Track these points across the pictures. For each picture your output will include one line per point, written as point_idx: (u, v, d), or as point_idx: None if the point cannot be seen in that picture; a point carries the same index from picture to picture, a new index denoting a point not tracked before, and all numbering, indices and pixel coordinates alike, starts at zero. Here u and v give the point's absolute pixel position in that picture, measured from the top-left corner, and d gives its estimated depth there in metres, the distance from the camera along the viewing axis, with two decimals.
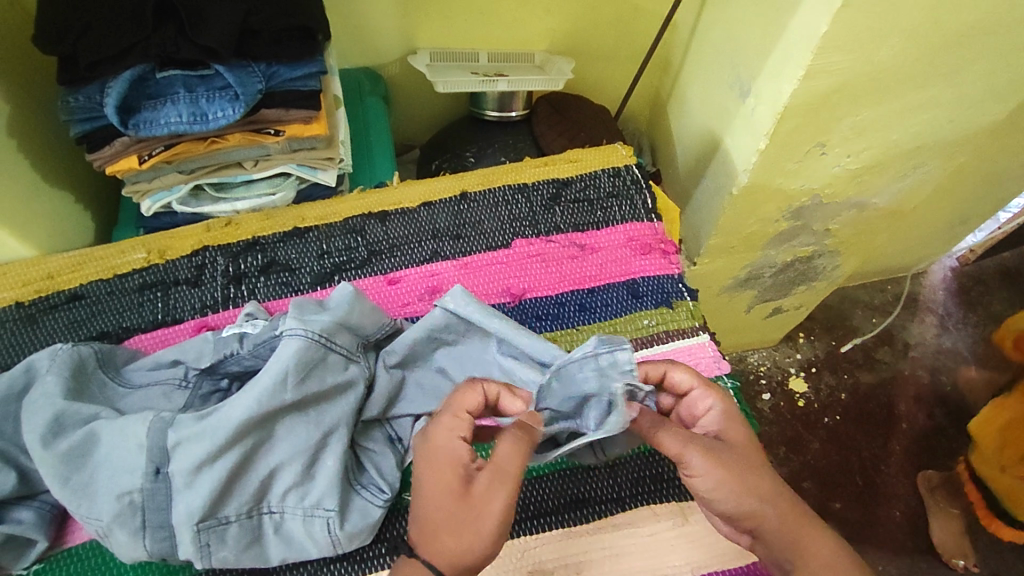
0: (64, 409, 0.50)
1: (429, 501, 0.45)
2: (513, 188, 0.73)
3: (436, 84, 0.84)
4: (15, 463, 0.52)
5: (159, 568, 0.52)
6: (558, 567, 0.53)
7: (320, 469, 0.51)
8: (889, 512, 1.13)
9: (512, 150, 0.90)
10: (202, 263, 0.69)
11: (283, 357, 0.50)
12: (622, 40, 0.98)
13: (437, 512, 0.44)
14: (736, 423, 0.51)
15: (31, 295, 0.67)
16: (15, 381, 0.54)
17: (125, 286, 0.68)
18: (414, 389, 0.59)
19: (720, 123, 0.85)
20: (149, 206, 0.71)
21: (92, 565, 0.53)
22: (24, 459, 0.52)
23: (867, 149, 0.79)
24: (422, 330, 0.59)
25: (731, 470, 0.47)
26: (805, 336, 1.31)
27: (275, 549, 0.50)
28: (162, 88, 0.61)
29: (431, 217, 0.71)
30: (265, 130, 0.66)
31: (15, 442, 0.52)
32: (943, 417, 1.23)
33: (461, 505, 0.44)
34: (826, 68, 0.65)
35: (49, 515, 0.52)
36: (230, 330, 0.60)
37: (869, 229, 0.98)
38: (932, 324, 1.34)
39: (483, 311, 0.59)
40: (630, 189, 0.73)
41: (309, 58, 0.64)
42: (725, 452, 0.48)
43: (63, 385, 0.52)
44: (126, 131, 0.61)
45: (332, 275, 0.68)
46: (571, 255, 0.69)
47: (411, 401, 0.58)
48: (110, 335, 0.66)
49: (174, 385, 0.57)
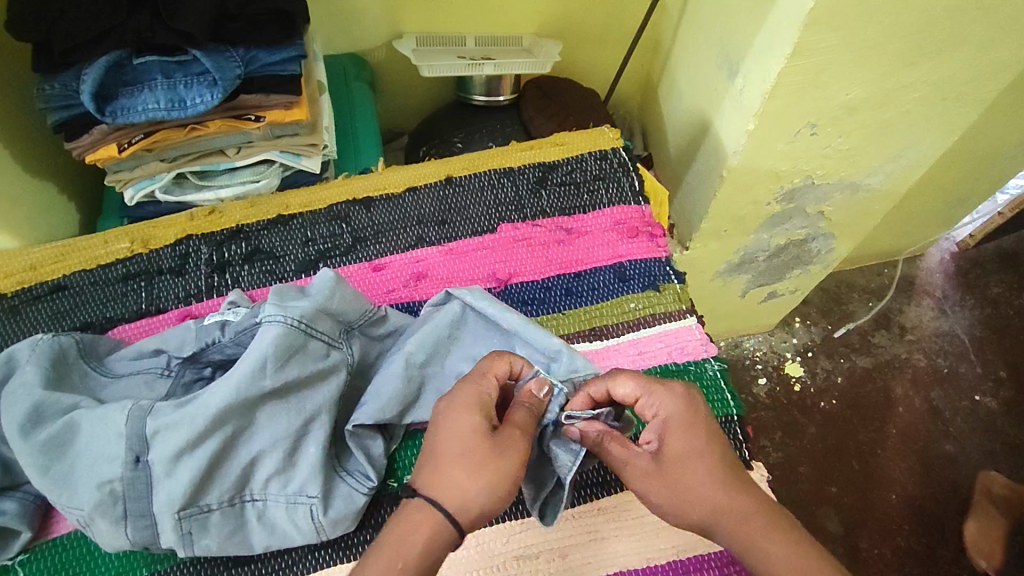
0: (43, 399, 0.50)
1: (449, 454, 0.45)
2: (498, 172, 0.72)
3: (421, 69, 0.82)
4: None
5: (143, 558, 0.52)
6: (543, 552, 0.53)
7: (303, 457, 0.51)
8: (884, 495, 1.13)
9: (501, 135, 0.89)
10: (186, 252, 0.69)
11: (262, 344, 0.50)
12: (612, 23, 0.96)
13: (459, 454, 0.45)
14: (681, 432, 0.47)
15: (14, 287, 0.67)
16: None
17: (108, 276, 0.68)
18: (432, 396, 0.57)
19: (710, 104, 0.84)
20: (132, 195, 0.70)
21: (76, 555, 0.53)
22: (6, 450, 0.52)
23: (859, 129, 0.78)
24: (442, 325, 0.59)
25: (662, 496, 0.46)
26: (801, 321, 1.30)
27: (258, 537, 0.50)
28: (139, 75, 0.60)
29: (416, 203, 0.71)
30: (246, 116, 0.65)
31: None
32: (939, 400, 1.23)
33: (473, 442, 0.45)
34: (815, 45, 0.64)
35: (33, 506, 0.52)
36: (212, 317, 0.59)
37: (864, 211, 0.97)
38: (928, 307, 1.33)
39: (497, 307, 0.59)
40: (617, 172, 0.72)
41: (288, 42, 0.63)
42: (650, 469, 0.47)
43: (42, 375, 0.52)
44: (103, 118, 0.59)
45: (316, 262, 0.68)
46: (557, 239, 0.68)
47: (425, 407, 0.56)
48: (94, 325, 0.65)
49: (156, 374, 0.56)
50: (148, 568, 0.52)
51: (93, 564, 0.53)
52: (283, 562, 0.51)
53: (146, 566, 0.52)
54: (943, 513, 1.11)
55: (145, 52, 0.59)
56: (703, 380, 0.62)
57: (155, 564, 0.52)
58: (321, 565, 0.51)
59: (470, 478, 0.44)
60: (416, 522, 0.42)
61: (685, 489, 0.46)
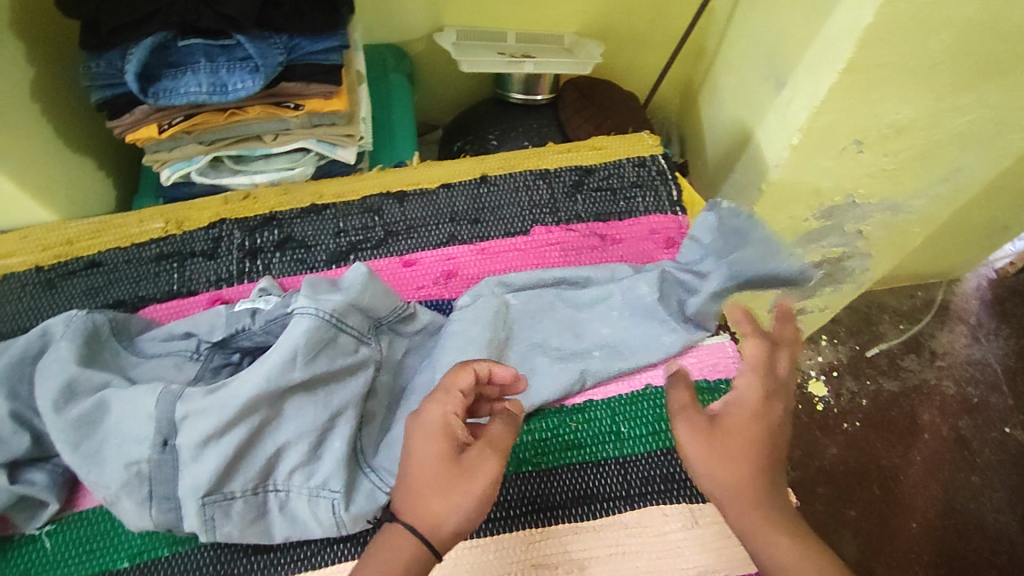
0: (76, 375, 0.50)
1: (422, 482, 0.43)
2: (534, 174, 0.71)
3: (461, 63, 0.82)
4: (29, 426, 0.53)
5: (164, 539, 0.53)
6: (562, 562, 0.52)
7: (328, 450, 0.51)
8: (904, 523, 1.10)
9: (537, 134, 0.88)
10: (219, 235, 0.69)
11: (295, 335, 0.50)
12: (656, 26, 0.95)
13: (430, 483, 0.43)
14: (746, 410, 0.47)
15: (51, 260, 0.68)
16: (32, 345, 0.55)
17: (142, 255, 0.68)
18: None
19: (753, 115, 0.82)
20: (168, 176, 0.71)
21: (99, 530, 0.55)
22: (37, 423, 0.53)
23: (907, 149, 0.76)
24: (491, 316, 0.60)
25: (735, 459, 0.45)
26: (828, 339, 1.28)
27: (280, 526, 0.50)
28: (182, 58, 0.60)
29: (450, 200, 0.70)
30: (285, 104, 0.64)
31: (31, 405, 0.54)
32: (967, 429, 1.20)
33: (449, 469, 0.44)
34: (869, 61, 0.62)
35: (61, 478, 0.54)
36: (243, 305, 0.59)
37: (904, 233, 0.95)
38: (962, 333, 1.30)
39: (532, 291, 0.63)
40: (655, 180, 0.70)
41: (331, 31, 0.62)
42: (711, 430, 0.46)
43: (76, 351, 0.52)
44: (145, 100, 0.59)
45: (347, 254, 0.68)
46: (591, 246, 0.67)
47: None
48: (126, 303, 0.66)
49: (185, 357, 0.57)
50: (169, 548, 0.53)
51: (117, 541, 0.54)
52: (301, 552, 0.52)
53: (167, 546, 0.53)
54: (964, 546, 1.08)
55: (190, 36, 0.59)
56: None
57: (176, 545, 0.53)
58: (338, 559, 0.52)
59: (444, 501, 0.43)
60: (396, 547, 0.42)
61: (730, 458, 0.45)
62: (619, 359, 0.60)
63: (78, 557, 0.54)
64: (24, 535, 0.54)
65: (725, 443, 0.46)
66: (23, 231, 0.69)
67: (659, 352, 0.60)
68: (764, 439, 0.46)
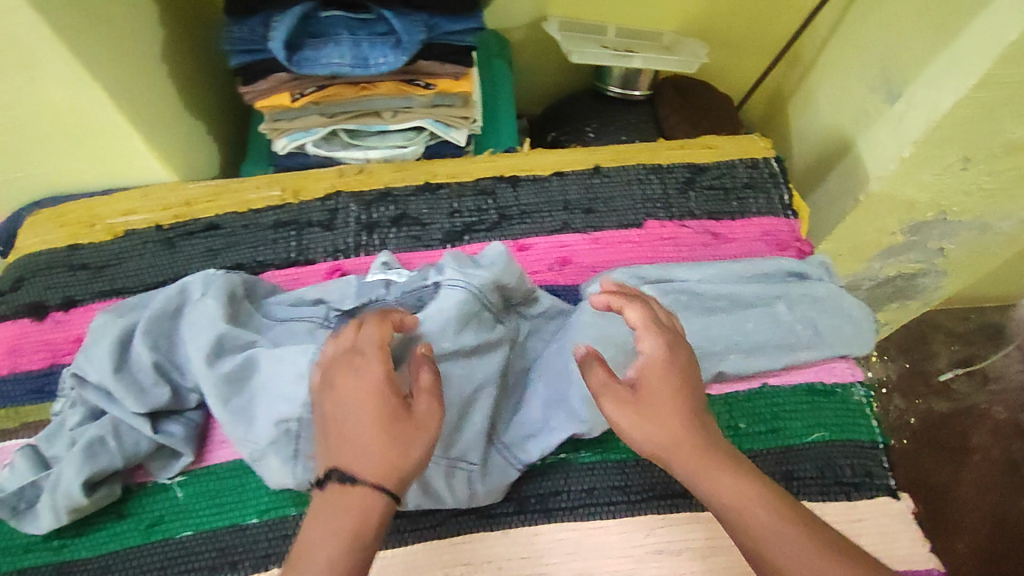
0: (226, 333, 0.53)
1: (360, 435, 0.42)
2: (647, 168, 0.71)
3: (570, 54, 0.82)
4: (169, 378, 0.56)
5: (293, 498, 0.58)
6: (684, 549, 0.55)
7: (471, 421, 0.52)
8: (952, 541, 1.11)
9: (634, 129, 0.89)
10: (335, 207, 0.70)
11: (446, 308, 0.53)
12: (753, 30, 0.95)
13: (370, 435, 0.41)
14: (659, 370, 0.46)
15: (171, 220, 0.70)
16: (171, 299, 0.57)
17: (260, 221, 0.70)
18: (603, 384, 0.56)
19: (854, 125, 0.82)
20: (285, 144, 0.72)
21: (232, 484, 0.58)
22: (177, 376, 0.56)
23: (1012, 169, 0.76)
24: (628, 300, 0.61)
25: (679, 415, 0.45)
26: (881, 355, 1.28)
27: (417, 490, 0.50)
28: (324, 29, 0.59)
29: (563, 188, 0.71)
30: (417, 82, 0.65)
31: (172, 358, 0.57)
32: (1018, 454, 1.20)
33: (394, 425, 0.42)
34: (1002, 79, 0.62)
35: (194, 431, 0.57)
36: (375, 276, 0.60)
37: (985, 254, 0.95)
38: (1016, 358, 1.30)
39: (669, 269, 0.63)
40: (767, 182, 0.71)
41: (469, 13, 0.62)
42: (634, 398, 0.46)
43: (222, 309, 0.55)
44: (288, 67, 0.58)
45: (462, 234, 0.69)
46: (704, 243, 0.68)
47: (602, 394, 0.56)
48: (246, 267, 0.67)
49: (317, 324, 0.57)
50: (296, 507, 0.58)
51: (247, 495, 0.58)
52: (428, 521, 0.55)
53: (295, 505, 0.58)
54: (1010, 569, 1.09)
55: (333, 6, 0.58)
56: (850, 405, 0.60)
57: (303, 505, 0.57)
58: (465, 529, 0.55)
59: (388, 452, 0.41)
60: (347, 506, 0.40)
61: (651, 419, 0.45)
62: (756, 362, 0.60)
63: (209, 509, 0.57)
64: (155, 484, 0.58)
65: (652, 401, 0.46)
66: (145, 190, 0.71)
67: (794, 350, 0.61)
68: (683, 390, 0.46)
